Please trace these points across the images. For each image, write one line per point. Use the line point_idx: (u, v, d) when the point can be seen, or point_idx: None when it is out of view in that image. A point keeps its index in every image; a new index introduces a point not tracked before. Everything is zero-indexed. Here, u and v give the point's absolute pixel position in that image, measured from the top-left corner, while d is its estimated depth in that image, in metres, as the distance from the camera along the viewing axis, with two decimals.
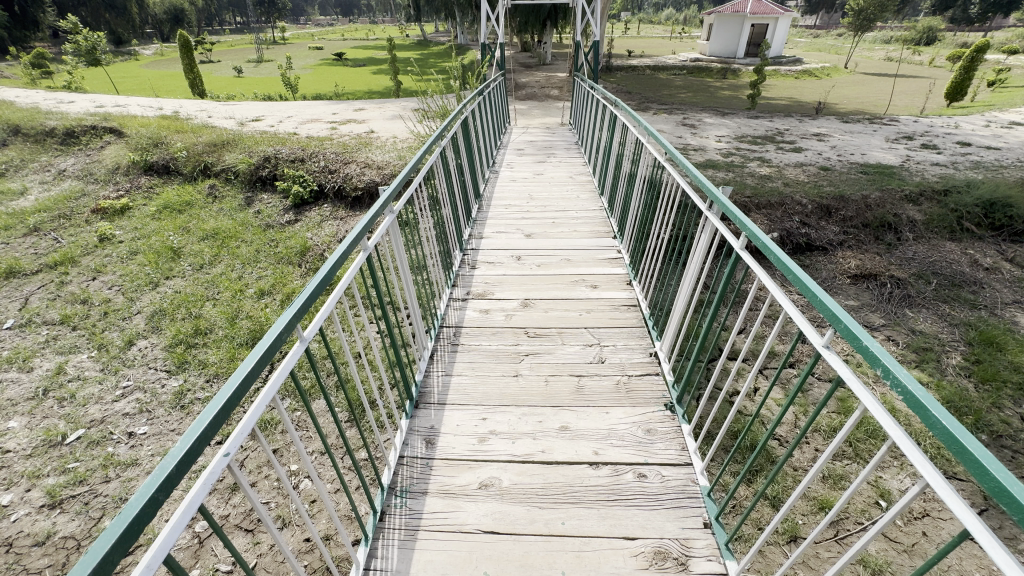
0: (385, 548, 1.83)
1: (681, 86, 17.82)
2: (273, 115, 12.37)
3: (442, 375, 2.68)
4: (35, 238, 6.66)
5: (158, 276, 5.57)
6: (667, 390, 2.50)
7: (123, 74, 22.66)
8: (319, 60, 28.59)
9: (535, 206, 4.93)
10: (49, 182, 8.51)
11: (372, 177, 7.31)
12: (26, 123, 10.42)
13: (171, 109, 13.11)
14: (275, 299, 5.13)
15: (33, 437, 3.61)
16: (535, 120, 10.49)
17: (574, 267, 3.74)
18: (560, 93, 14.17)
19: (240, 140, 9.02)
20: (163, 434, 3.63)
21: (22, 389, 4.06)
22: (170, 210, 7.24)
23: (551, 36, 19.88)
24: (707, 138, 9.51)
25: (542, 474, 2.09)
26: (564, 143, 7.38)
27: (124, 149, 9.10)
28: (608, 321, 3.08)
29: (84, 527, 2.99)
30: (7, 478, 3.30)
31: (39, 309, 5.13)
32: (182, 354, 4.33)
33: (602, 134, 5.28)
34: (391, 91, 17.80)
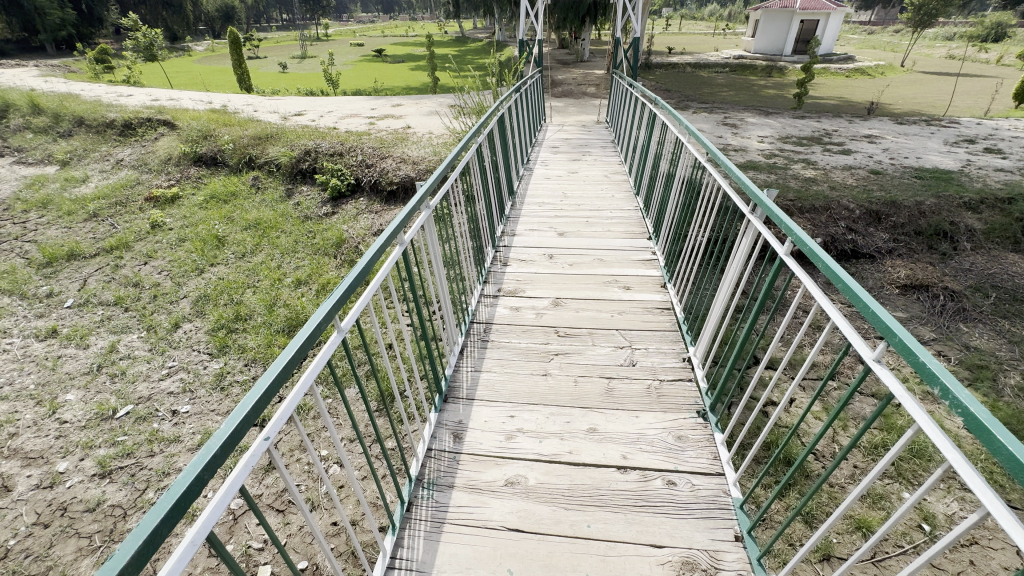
0: (411, 538, 1.86)
1: (722, 84, 17.32)
2: (315, 110, 12.74)
3: (471, 370, 2.70)
4: (94, 223, 7.09)
5: (203, 263, 5.84)
6: (700, 396, 2.43)
7: (177, 69, 23.80)
8: (360, 57, 29.27)
9: (568, 204, 4.90)
10: (109, 171, 9.04)
11: (407, 172, 7.43)
12: (89, 115, 11.10)
13: (220, 103, 13.69)
14: (311, 289, 5.28)
15: (88, 410, 3.85)
16: (570, 118, 10.42)
17: (606, 267, 3.70)
18: (597, 91, 14.01)
19: (283, 133, 9.32)
20: (204, 413, 3.80)
21: (80, 364, 4.35)
22: (216, 200, 7.57)
23: (589, 32, 19.66)
24: (749, 138, 9.21)
25: (569, 475, 2.08)
26: (599, 141, 7.29)
27: (176, 140, 9.56)
28: (640, 324, 3.03)
29: (130, 498, 3.17)
30: (64, 447, 3.54)
31: (96, 290, 5.45)
32: (223, 338, 4.53)
33: (639, 133, 5.20)
34: (429, 87, 18.04)
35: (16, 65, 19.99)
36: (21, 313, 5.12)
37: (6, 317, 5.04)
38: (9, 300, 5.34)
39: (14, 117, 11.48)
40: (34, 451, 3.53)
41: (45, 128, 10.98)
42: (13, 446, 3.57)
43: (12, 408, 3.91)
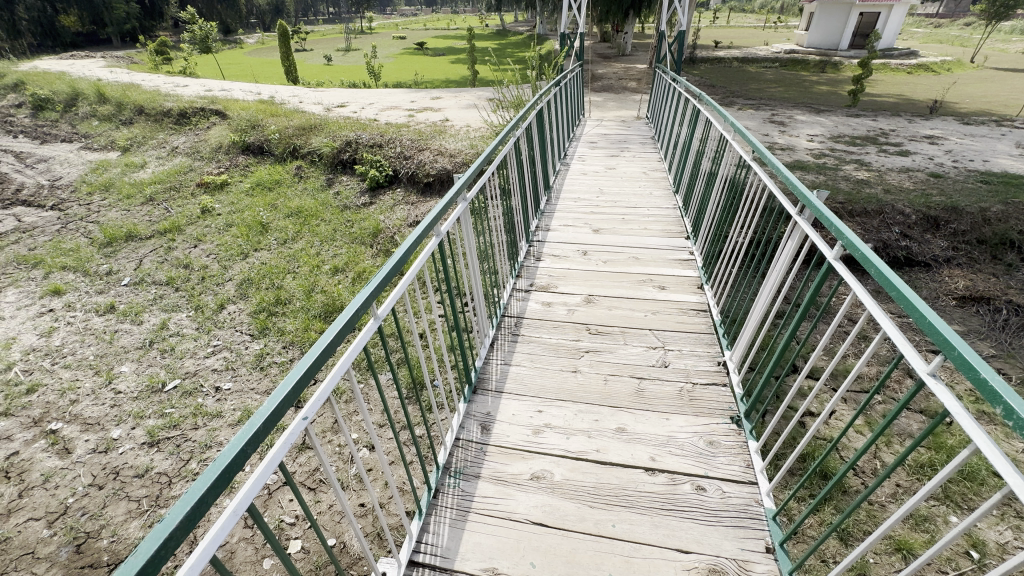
0: (436, 525, 1.89)
1: (771, 80, 16.63)
2: (358, 102, 13.03)
3: (501, 363, 2.72)
4: (150, 207, 7.51)
5: (248, 248, 6.09)
6: (735, 402, 2.36)
7: (229, 61, 24.81)
8: (402, 49, 29.72)
9: (605, 201, 4.82)
10: (165, 157, 9.54)
11: (444, 165, 7.50)
12: (149, 104, 11.73)
13: (269, 94, 14.19)
14: (348, 277, 5.43)
15: (140, 382, 4.11)
16: (609, 113, 10.25)
17: (641, 266, 3.63)
18: (638, 85, 13.72)
19: (326, 124, 9.57)
20: (245, 391, 3.98)
21: (134, 338, 4.63)
22: (262, 187, 7.88)
23: (632, 26, 19.25)
24: (797, 137, 8.83)
25: (595, 474, 2.07)
26: (638, 137, 7.14)
27: (226, 130, 9.98)
28: (675, 325, 2.96)
29: (175, 467, 3.36)
30: (118, 415, 3.79)
31: (150, 270, 5.78)
32: (264, 321, 4.72)
33: (681, 130, 5.07)
34: (468, 81, 18.11)
35: (85, 56, 21.36)
36: (84, 289, 5.50)
37: (70, 292, 5.42)
38: (74, 277, 5.75)
39: (83, 106, 12.28)
40: (92, 417, 3.79)
41: (110, 116, 11.68)
42: (74, 412, 3.85)
43: (74, 376, 4.21)
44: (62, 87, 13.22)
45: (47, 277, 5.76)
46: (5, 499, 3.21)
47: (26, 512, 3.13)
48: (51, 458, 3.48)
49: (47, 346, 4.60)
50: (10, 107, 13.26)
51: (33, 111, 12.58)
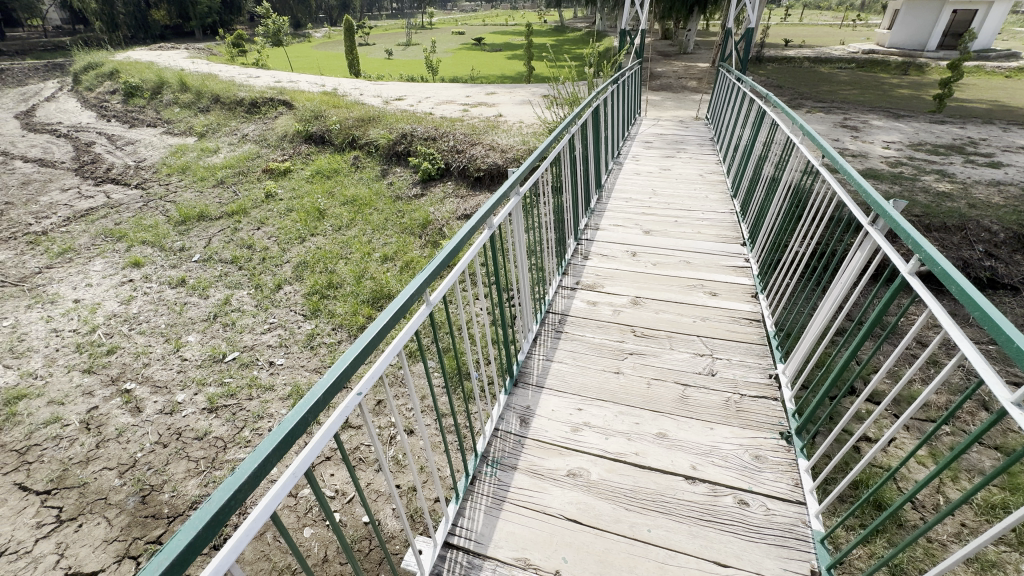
0: (472, 510, 1.93)
1: (846, 82, 15.60)
2: (415, 96, 13.34)
3: (543, 358, 2.73)
4: (220, 189, 8.06)
5: (305, 233, 6.40)
6: (786, 417, 2.26)
7: (297, 54, 26.07)
8: (459, 45, 30.14)
9: (657, 202, 4.71)
10: (236, 144, 10.17)
11: (496, 160, 7.56)
12: (224, 92, 12.52)
13: (332, 86, 14.79)
14: (396, 265, 5.60)
15: (203, 352, 4.43)
16: (666, 113, 9.94)
17: (692, 270, 3.52)
18: (699, 85, 13.26)
19: (384, 116, 9.84)
20: (296, 367, 4.21)
21: (201, 311, 5.00)
22: (321, 175, 8.26)
23: (696, 23, 18.60)
24: (871, 143, 8.26)
25: (632, 476, 2.04)
26: (696, 139, 6.91)
27: (292, 119, 10.49)
28: (725, 333, 2.86)
29: (230, 433, 3.61)
30: (184, 380, 4.11)
31: (218, 248, 6.20)
32: (316, 303, 4.96)
33: (743, 132, 4.87)
34: (523, 77, 18.11)
35: (172, 47, 23.08)
36: (160, 263, 5.98)
37: (148, 265, 5.91)
38: (151, 251, 6.26)
39: (167, 93, 13.28)
40: (161, 381, 4.13)
41: (190, 103, 12.58)
42: (145, 374, 4.20)
43: (147, 342, 4.60)
44: (150, 75, 14.35)
45: (129, 250, 6.31)
46: (84, 448, 3.55)
47: (101, 462, 3.45)
48: (125, 415, 3.82)
49: (126, 313, 5.04)
50: (106, 94, 14.59)
51: (126, 98, 13.81)
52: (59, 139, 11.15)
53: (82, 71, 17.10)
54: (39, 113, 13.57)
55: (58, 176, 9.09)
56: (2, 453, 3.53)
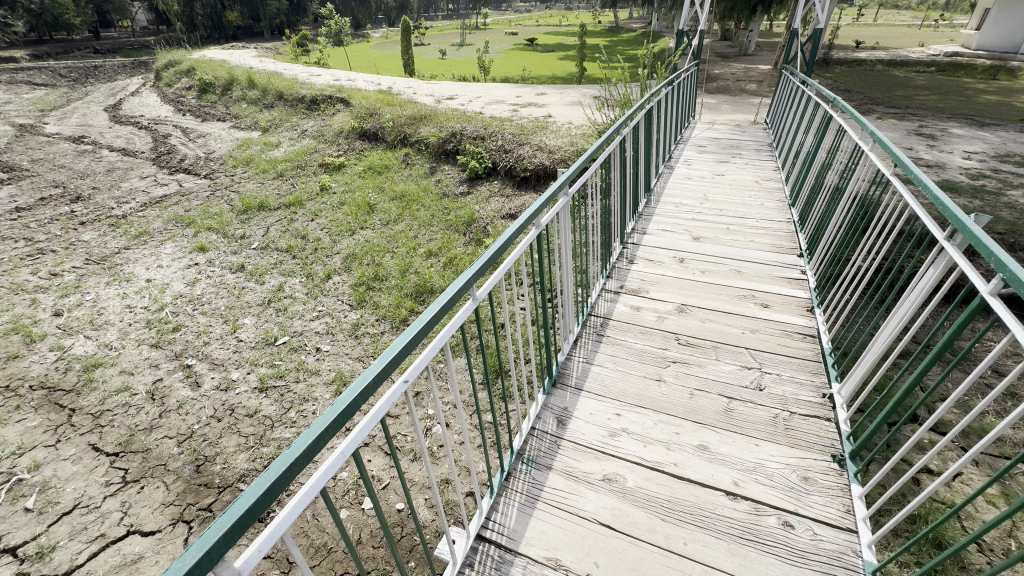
0: (505, 505, 1.95)
1: (925, 86, 14.48)
2: (466, 95, 13.54)
3: (583, 361, 2.71)
4: (279, 182, 8.50)
5: (355, 225, 6.65)
6: (839, 439, 2.13)
7: (356, 53, 27.08)
8: (512, 45, 30.26)
9: (708, 208, 4.57)
10: (296, 139, 10.68)
11: (543, 160, 7.55)
12: (287, 89, 13.18)
13: (388, 85, 15.25)
14: (440, 261, 5.70)
15: (257, 334, 4.69)
16: (722, 117, 9.59)
17: (743, 280, 3.40)
18: (758, 88, 12.71)
19: (435, 115, 10.05)
20: (341, 355, 4.38)
21: (257, 295, 5.30)
22: (372, 171, 8.54)
23: (758, 24, 17.82)
24: (950, 153, 7.64)
25: (670, 487, 2.00)
26: (754, 144, 6.63)
27: (348, 116, 10.90)
28: (776, 347, 2.74)
29: (278, 412, 3.81)
30: (238, 360, 4.38)
31: (275, 237, 6.55)
32: (363, 294, 5.14)
33: (805, 139, 4.64)
34: (575, 78, 18.00)
35: (243, 47, 24.56)
36: (223, 248, 6.38)
37: (212, 250, 6.33)
38: (216, 237, 6.68)
39: (237, 90, 14.13)
40: (218, 359, 4.41)
41: (256, 100, 13.33)
42: (205, 352, 4.50)
43: (208, 322, 4.92)
44: (222, 73, 15.31)
45: (196, 236, 6.78)
46: (149, 416, 3.85)
47: (163, 430, 3.72)
48: (186, 388, 4.10)
49: (191, 294, 5.41)
50: (183, 90, 15.72)
51: (200, 94, 14.83)
52: (141, 131, 12.12)
53: (163, 68, 18.50)
54: (125, 107, 14.79)
55: (139, 164, 9.88)
56: (80, 415, 3.88)
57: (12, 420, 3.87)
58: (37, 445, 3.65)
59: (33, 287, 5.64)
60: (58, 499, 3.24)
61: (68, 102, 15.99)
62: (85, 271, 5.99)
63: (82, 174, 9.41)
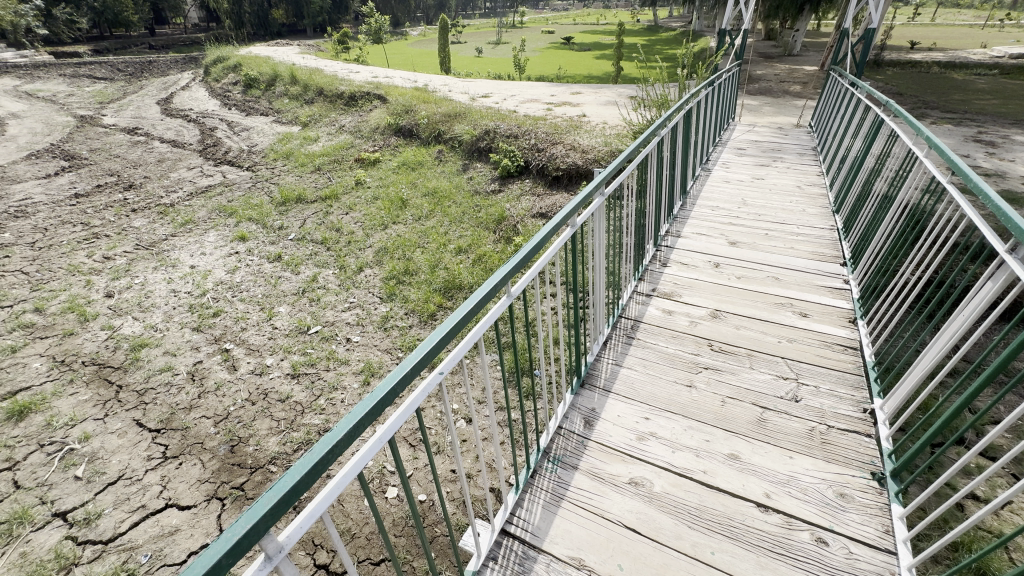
0: (530, 503, 1.96)
1: (986, 90, 13.64)
2: (501, 94, 13.58)
3: (612, 363, 2.69)
4: (317, 176, 8.75)
5: (388, 220, 6.78)
6: (880, 457, 2.05)
7: (394, 51, 27.53)
8: (549, 44, 30.14)
9: (746, 212, 4.45)
10: (334, 134, 10.96)
11: (575, 160, 7.51)
12: (327, 85, 13.53)
13: (424, 82, 15.46)
14: (469, 257, 5.75)
15: (291, 323, 4.85)
16: (763, 119, 9.31)
17: (781, 288, 3.30)
18: (803, 90, 12.26)
19: (469, 112, 10.12)
20: (370, 346, 4.49)
21: (293, 285, 5.48)
22: (406, 167, 8.69)
23: (805, 23, 17.19)
24: (1011, 162, 7.19)
25: (698, 494, 1.97)
26: (796, 147, 6.41)
27: (384, 113, 11.11)
28: (814, 358, 2.65)
29: (308, 399, 3.93)
30: (273, 347, 4.54)
31: (311, 229, 6.75)
32: (393, 288, 5.25)
33: (852, 143, 4.46)
34: (611, 77, 17.79)
35: (287, 44, 25.35)
36: (262, 238, 6.61)
37: (252, 240, 6.57)
38: (255, 228, 6.94)
39: (280, 85, 14.58)
40: (254, 345, 4.58)
41: (297, 95, 13.74)
42: (242, 338, 4.68)
43: (246, 309, 5.11)
44: (266, 69, 15.83)
45: (237, 225, 7.05)
46: (189, 396, 4.04)
47: (201, 411, 3.90)
48: (223, 371, 4.28)
49: (230, 281, 5.63)
50: (230, 85, 16.36)
51: (245, 89, 15.39)
52: (190, 124, 12.67)
53: (212, 64, 19.29)
54: (176, 100, 15.50)
55: (187, 156, 10.34)
56: (126, 392, 4.11)
57: (66, 393, 4.13)
58: (87, 418, 3.88)
59: (88, 270, 5.99)
60: (104, 470, 3.44)
61: (124, 95, 16.88)
62: (134, 256, 6.32)
63: (135, 164, 9.92)
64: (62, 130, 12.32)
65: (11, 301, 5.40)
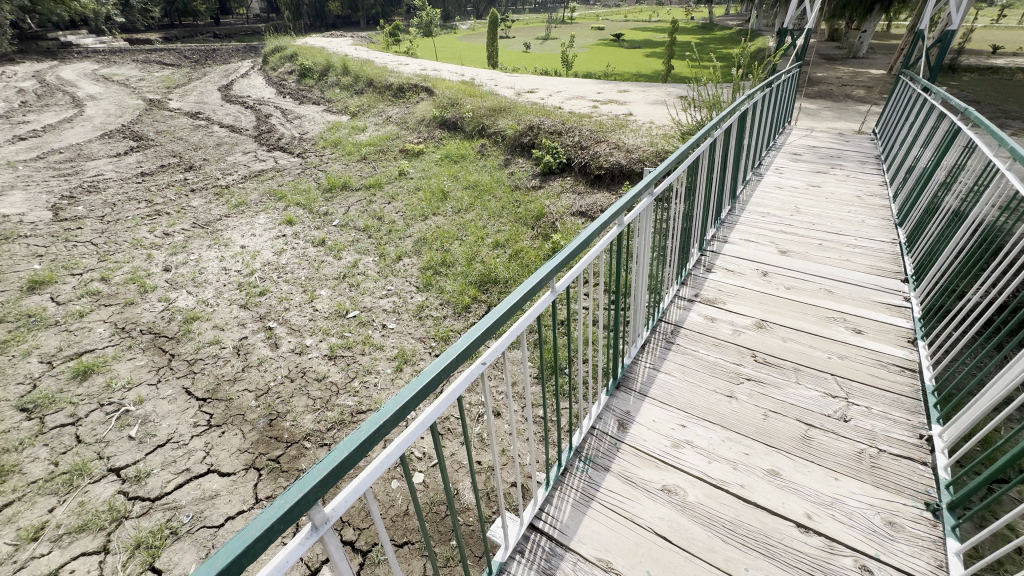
0: (559, 500, 1.96)
1: None
2: (546, 90, 13.52)
3: (649, 367, 2.65)
4: (363, 165, 8.98)
5: (428, 211, 6.89)
6: (935, 487, 1.92)
7: (443, 44, 27.84)
8: (598, 40, 29.73)
9: (799, 220, 4.26)
10: (381, 125, 11.21)
11: (619, 159, 7.39)
12: (377, 77, 13.85)
13: (470, 77, 15.57)
14: (506, 252, 5.77)
15: (330, 306, 5.01)
16: (821, 124, 8.85)
17: (834, 301, 3.14)
18: (867, 95, 11.57)
19: (514, 107, 10.11)
20: (404, 334, 4.58)
21: (334, 270, 5.65)
22: (449, 160, 8.79)
23: (873, 24, 16.22)
24: None
25: (734, 508, 1.91)
26: (857, 155, 6.07)
27: (431, 105, 11.25)
28: (867, 377, 2.51)
29: (344, 380, 4.06)
30: (313, 328, 4.71)
31: (354, 217, 6.94)
32: (429, 278, 5.33)
33: (921, 153, 4.19)
34: (660, 76, 17.37)
35: (341, 35, 26.08)
36: (308, 223, 6.85)
37: (298, 224, 6.82)
38: (302, 213, 7.19)
39: (332, 76, 15.02)
40: (296, 325, 4.76)
41: (348, 86, 14.11)
42: (285, 317, 4.88)
43: (290, 290, 5.32)
44: (321, 59, 16.32)
45: (286, 209, 7.34)
46: (233, 369, 4.25)
47: (244, 384, 4.09)
48: (266, 348, 4.48)
49: (277, 262, 5.87)
50: (286, 74, 17.00)
51: (300, 79, 15.96)
52: (247, 110, 13.26)
53: (270, 53, 20.09)
54: (236, 87, 16.25)
55: (243, 141, 10.82)
56: (178, 361, 4.36)
57: (124, 358, 4.43)
58: (142, 382, 4.15)
59: (150, 245, 6.39)
60: (155, 432, 3.67)
61: (189, 81, 17.83)
62: (191, 233, 6.68)
63: (195, 146, 10.47)
64: (133, 112, 13.14)
65: (80, 270, 5.82)
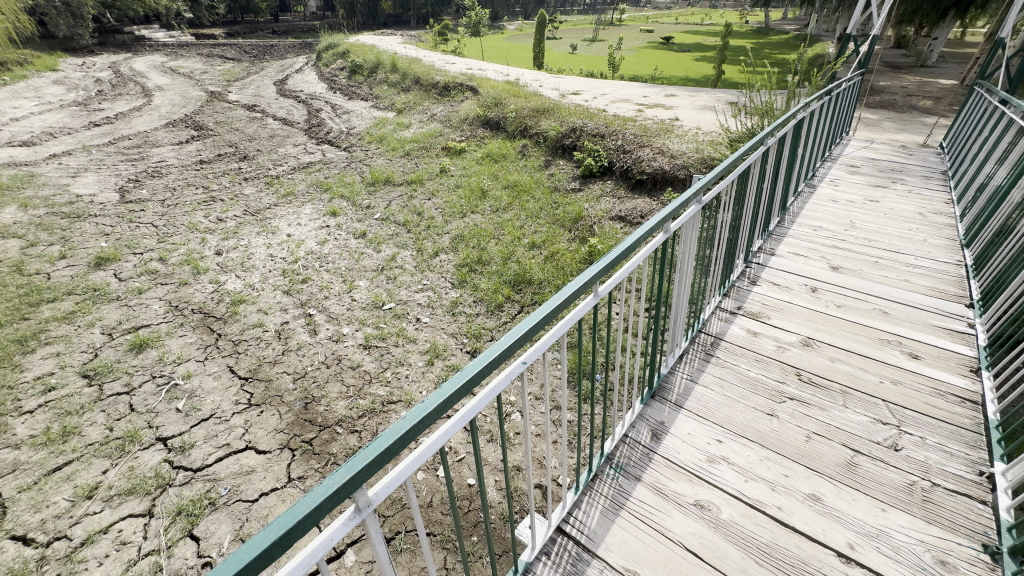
0: (588, 506, 1.94)
1: None
2: (591, 92, 13.41)
3: (686, 378, 2.59)
4: (406, 160, 9.18)
5: (467, 209, 6.97)
6: (994, 528, 1.80)
7: (490, 44, 28.05)
8: (647, 43, 29.23)
9: (854, 236, 4.05)
10: (425, 122, 11.41)
11: (662, 164, 7.25)
12: (424, 75, 14.13)
13: (515, 77, 15.63)
14: (541, 253, 5.76)
15: (367, 297, 5.14)
16: (881, 135, 8.39)
17: (889, 323, 2.98)
18: (935, 107, 10.87)
19: (557, 108, 10.08)
20: (437, 328, 4.66)
21: (373, 262, 5.80)
22: (489, 159, 8.86)
23: (946, 32, 15.24)
24: None
25: (770, 530, 1.84)
26: (920, 169, 5.72)
27: (475, 104, 11.36)
28: (921, 406, 2.37)
29: (377, 370, 4.17)
30: (350, 317, 4.85)
31: (394, 211, 7.10)
32: (465, 275, 5.39)
33: (995, 170, 3.90)
34: (710, 81, 16.90)
35: (392, 34, 26.72)
36: (350, 215, 7.06)
37: (341, 216, 7.03)
38: (346, 205, 7.41)
39: (381, 73, 15.41)
40: (334, 313, 4.92)
41: (396, 83, 14.44)
42: (324, 305, 5.05)
43: (330, 279, 5.50)
44: (371, 56, 16.76)
45: (330, 201, 7.58)
46: (274, 352, 4.43)
47: (283, 367, 4.26)
48: (305, 334, 4.65)
49: (319, 252, 6.08)
50: (338, 70, 17.56)
51: (350, 75, 16.44)
52: (300, 104, 13.78)
53: (324, 50, 20.83)
54: (290, 82, 16.93)
55: (294, 133, 11.25)
56: (224, 340, 4.59)
57: (176, 334, 4.69)
58: (191, 358, 4.39)
59: (204, 229, 6.74)
60: (200, 406, 3.88)
61: (248, 75, 18.70)
62: (242, 220, 7.01)
63: (250, 137, 10.97)
64: (195, 103, 13.91)
65: (141, 249, 6.21)
